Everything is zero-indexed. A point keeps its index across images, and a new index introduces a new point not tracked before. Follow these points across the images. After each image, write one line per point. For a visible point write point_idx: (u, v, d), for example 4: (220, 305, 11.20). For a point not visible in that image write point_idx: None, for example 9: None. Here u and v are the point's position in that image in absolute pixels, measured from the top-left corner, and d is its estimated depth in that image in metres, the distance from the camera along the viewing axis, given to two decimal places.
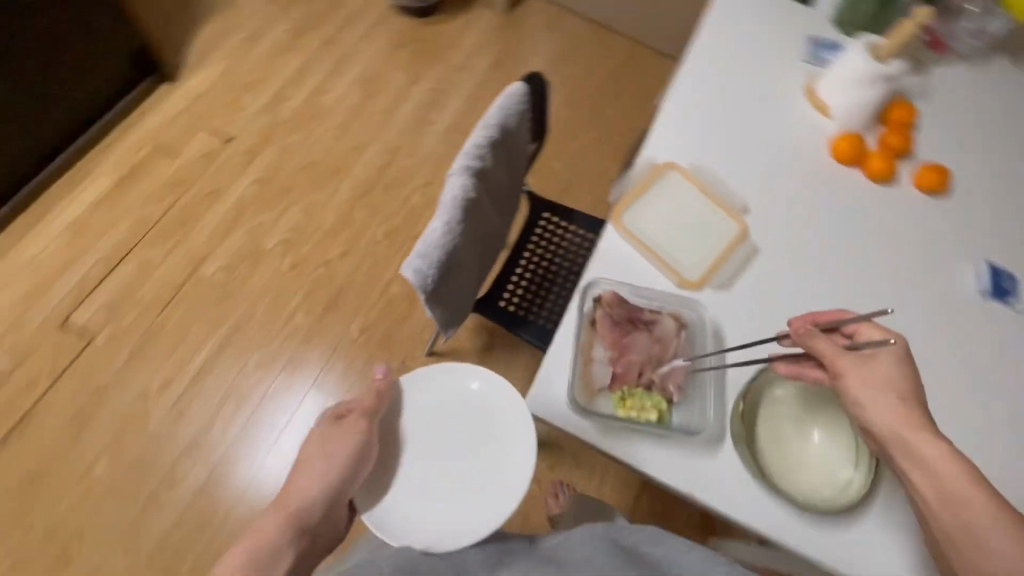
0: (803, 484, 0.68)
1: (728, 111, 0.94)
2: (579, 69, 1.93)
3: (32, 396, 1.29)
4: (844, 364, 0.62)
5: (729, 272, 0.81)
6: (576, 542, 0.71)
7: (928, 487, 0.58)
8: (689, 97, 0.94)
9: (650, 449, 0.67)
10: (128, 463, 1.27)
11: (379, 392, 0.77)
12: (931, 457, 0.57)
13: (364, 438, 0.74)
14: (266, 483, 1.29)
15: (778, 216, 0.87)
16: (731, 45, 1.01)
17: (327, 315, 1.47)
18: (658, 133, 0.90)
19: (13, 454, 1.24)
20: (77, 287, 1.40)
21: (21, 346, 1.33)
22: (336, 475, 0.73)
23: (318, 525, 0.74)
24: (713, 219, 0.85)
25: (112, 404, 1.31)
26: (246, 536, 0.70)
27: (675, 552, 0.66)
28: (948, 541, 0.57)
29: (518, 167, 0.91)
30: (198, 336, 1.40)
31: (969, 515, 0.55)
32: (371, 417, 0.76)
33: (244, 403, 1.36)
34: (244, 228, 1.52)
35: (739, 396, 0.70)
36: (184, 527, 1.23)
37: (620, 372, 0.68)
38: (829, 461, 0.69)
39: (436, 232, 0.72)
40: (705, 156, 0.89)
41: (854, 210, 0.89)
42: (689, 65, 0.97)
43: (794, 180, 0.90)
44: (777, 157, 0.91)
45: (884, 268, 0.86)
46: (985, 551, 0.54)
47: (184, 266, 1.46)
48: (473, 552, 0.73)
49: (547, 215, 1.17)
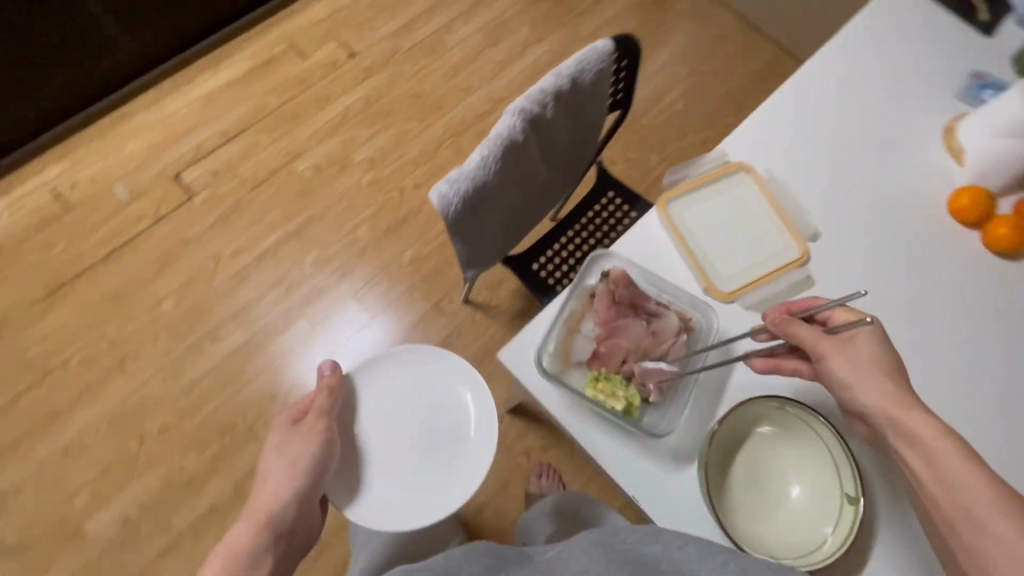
0: (764, 535, 0.61)
1: (837, 129, 0.83)
2: (711, 65, 1.80)
3: (134, 228, 1.49)
4: (823, 345, 0.61)
5: (767, 295, 0.73)
6: (568, 551, 0.63)
7: (922, 466, 0.55)
8: (792, 103, 0.84)
9: (608, 439, 0.64)
10: (188, 308, 1.44)
11: (331, 394, 0.79)
12: (925, 434, 0.55)
13: (323, 437, 0.76)
14: (292, 365, 1.42)
15: (851, 256, 0.76)
16: (866, 58, 0.88)
17: (387, 236, 1.54)
18: (740, 131, 0.82)
19: (108, 270, 1.45)
20: (194, 148, 1.58)
21: (139, 184, 1.53)
22: (305, 472, 0.73)
23: (292, 527, 0.71)
24: (772, 236, 0.76)
25: (192, 256, 1.48)
26: (214, 552, 0.65)
27: (685, 559, 0.55)
28: (947, 526, 0.53)
29: (584, 131, 0.88)
30: (274, 221, 1.53)
31: (958, 494, 0.52)
32: (328, 414, 0.78)
33: (293, 290, 1.48)
34: (341, 137, 1.62)
35: (722, 419, 0.62)
36: (214, 378, 1.39)
37: (601, 350, 0.64)
38: (801, 521, 0.61)
39: (471, 164, 0.72)
40: (789, 169, 0.80)
41: (942, 277, 0.77)
42: (811, 69, 0.86)
43: (883, 224, 0.78)
44: (876, 193, 0.80)
45: (953, 353, 0.73)
46: (984, 539, 0.50)
47: (282, 157, 1.59)
48: (466, 559, 0.65)
49: (611, 194, 1.12)
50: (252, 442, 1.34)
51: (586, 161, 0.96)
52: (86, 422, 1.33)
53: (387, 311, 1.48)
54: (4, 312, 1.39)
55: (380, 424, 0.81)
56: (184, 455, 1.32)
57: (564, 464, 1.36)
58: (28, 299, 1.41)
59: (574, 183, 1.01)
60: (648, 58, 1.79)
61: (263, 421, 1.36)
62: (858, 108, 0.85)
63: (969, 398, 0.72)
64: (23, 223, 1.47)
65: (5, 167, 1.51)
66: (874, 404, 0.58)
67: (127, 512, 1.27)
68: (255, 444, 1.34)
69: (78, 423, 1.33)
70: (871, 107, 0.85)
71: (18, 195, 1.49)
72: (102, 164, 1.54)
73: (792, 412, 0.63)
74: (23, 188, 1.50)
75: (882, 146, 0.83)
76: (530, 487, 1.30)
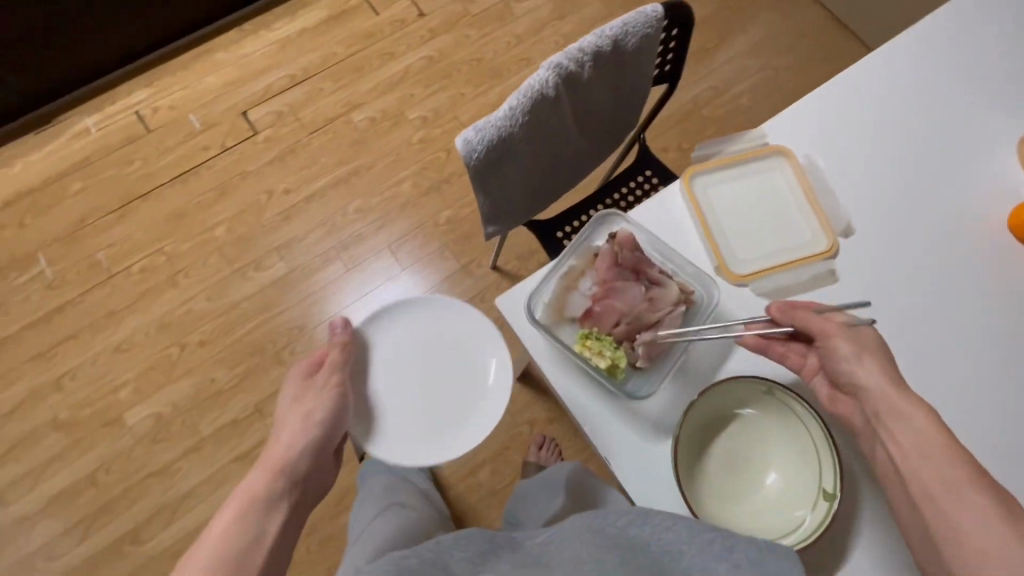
0: (730, 507, 0.64)
1: (892, 124, 0.79)
2: (787, 59, 1.70)
3: (201, 156, 1.61)
4: (832, 325, 0.64)
5: (782, 279, 0.72)
6: (556, 536, 0.59)
7: (910, 443, 0.58)
8: (844, 92, 0.80)
9: (589, 397, 0.67)
10: (238, 236, 1.54)
11: (346, 354, 0.80)
12: (914, 415, 0.59)
13: (339, 393, 0.78)
14: (323, 303, 1.49)
15: (881, 256, 0.73)
16: (938, 53, 0.82)
17: (428, 194, 1.58)
18: (782, 116, 0.79)
19: (173, 191, 1.57)
20: (263, 88, 1.67)
21: (210, 116, 1.64)
22: (320, 428, 0.77)
23: (307, 476, 0.75)
24: (798, 223, 0.74)
25: (247, 189, 1.58)
26: (231, 501, 0.68)
27: (675, 541, 0.55)
28: (925, 497, 0.56)
29: (623, 98, 0.87)
30: (326, 166, 1.60)
31: (941, 468, 0.56)
32: (340, 369, 0.79)
33: (334, 233, 1.55)
34: (399, 93, 1.67)
35: (700, 394, 0.65)
36: (252, 303, 1.48)
37: (595, 309, 0.66)
38: (770, 499, 0.64)
39: (500, 114, 0.73)
40: (829, 158, 0.77)
41: (976, 295, 0.72)
42: (877, 57, 0.82)
43: (920, 231, 0.74)
44: (924, 195, 0.75)
45: (973, 375, 0.69)
46: (961, 509, 0.54)
47: (341, 106, 1.65)
48: (454, 548, 0.57)
49: (648, 173, 1.10)
50: (276, 367, 1.43)
51: (624, 131, 0.95)
52: (138, 324, 1.46)
53: (417, 265, 1.53)
54: (83, 216, 1.54)
55: (394, 373, 0.80)
56: (216, 368, 1.43)
57: (566, 440, 1.36)
58: (103, 208, 1.55)
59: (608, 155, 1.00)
60: (720, 46, 1.71)
61: (289, 350, 1.45)
62: (917, 106, 0.79)
63: (978, 424, 0.67)
64: (109, 139, 1.61)
65: (99, 87, 1.66)
66: (872, 383, 0.62)
67: (161, 411, 1.40)
68: (279, 369, 1.43)
69: (131, 324, 1.46)
70: (936, 105, 0.80)
71: (107, 113, 1.64)
72: (181, 93, 1.66)
73: (780, 397, 0.66)
74: (112, 107, 1.64)
75: (937, 150, 0.78)
76: (529, 455, 1.30)
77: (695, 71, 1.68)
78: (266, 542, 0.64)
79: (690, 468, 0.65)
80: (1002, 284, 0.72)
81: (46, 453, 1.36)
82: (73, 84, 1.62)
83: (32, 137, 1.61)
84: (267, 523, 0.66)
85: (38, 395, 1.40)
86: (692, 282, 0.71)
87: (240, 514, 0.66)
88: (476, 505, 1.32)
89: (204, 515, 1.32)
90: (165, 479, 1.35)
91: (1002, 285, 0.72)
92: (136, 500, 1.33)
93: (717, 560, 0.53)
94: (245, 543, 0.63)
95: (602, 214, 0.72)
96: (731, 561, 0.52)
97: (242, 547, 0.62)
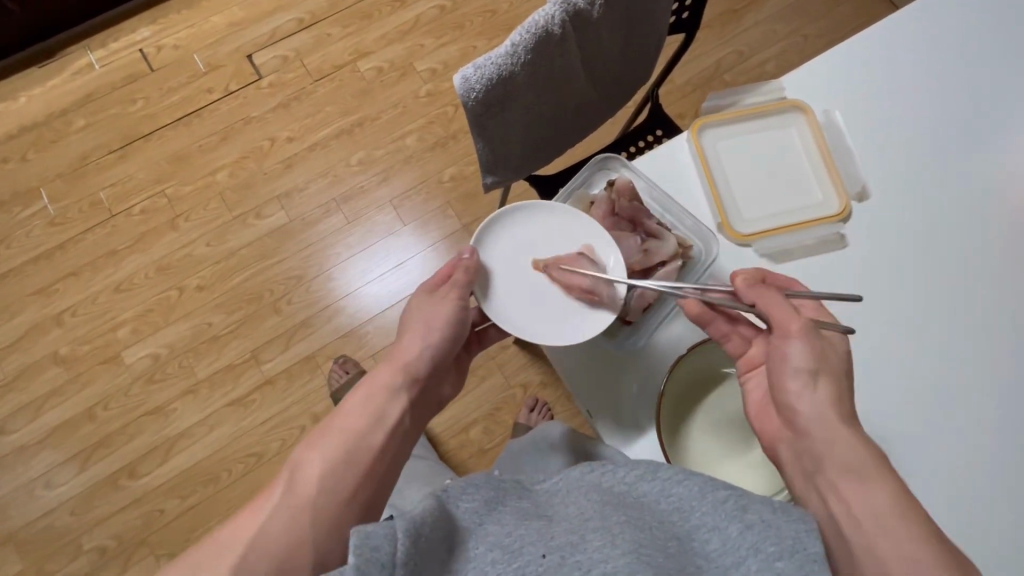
0: (709, 448, 0.68)
1: (901, 92, 0.80)
2: (820, 25, 1.61)
3: (205, 99, 1.57)
4: (797, 326, 0.60)
5: (777, 241, 0.75)
6: (566, 485, 0.54)
7: (860, 505, 0.52)
8: (850, 61, 0.80)
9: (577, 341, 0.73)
10: (239, 182, 1.52)
11: (471, 269, 0.69)
12: (870, 475, 0.53)
13: (463, 301, 0.70)
14: (323, 254, 1.48)
15: (873, 219, 0.76)
16: (951, 31, 0.82)
17: (433, 150, 1.54)
18: (786, 82, 0.81)
19: (177, 133, 1.55)
20: (270, 32, 1.62)
21: (215, 58, 1.60)
22: (440, 336, 0.69)
23: (428, 380, 0.69)
24: (797, 187, 0.77)
25: (250, 134, 1.55)
26: (361, 384, 0.67)
27: (685, 497, 0.52)
28: (863, 543, 0.50)
29: (634, 41, 0.82)
30: (329, 115, 1.56)
31: (901, 541, 0.49)
32: (464, 292, 0.70)
33: (336, 184, 1.52)
34: (408, 43, 1.60)
35: (687, 351, 0.68)
36: (251, 251, 1.47)
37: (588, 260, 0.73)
38: (748, 447, 0.68)
39: (501, 51, 0.69)
40: (833, 122, 0.79)
41: (949, 271, 0.75)
42: (894, 26, 0.82)
43: (914, 201, 0.76)
44: (921, 164, 0.78)
45: (939, 348, 0.72)
46: (891, 544, 0.49)
47: (348, 54, 1.60)
48: (461, 497, 0.50)
49: (660, 131, 1.05)
50: (273, 315, 1.43)
51: (631, 82, 0.92)
52: (138, 265, 1.46)
53: (419, 222, 1.50)
54: (86, 153, 1.53)
55: (516, 276, 0.71)
56: (213, 313, 1.43)
57: (558, 404, 1.34)
58: (106, 146, 1.54)
59: (616, 109, 0.96)
60: (747, 8, 1.61)
61: (287, 299, 1.45)
62: (922, 83, 0.81)
63: (937, 392, 0.71)
64: (112, 75, 1.58)
65: (104, 21, 1.61)
66: (813, 405, 0.59)
67: (159, 351, 1.41)
68: (276, 318, 1.43)
69: (131, 264, 1.46)
70: (947, 80, 0.81)
71: (111, 49, 1.60)
72: (186, 32, 1.61)
73: None
74: (116, 44, 1.60)
75: (936, 128, 0.79)
76: (520, 417, 1.29)
77: (719, 33, 1.59)
78: (386, 425, 0.64)
79: (674, 416, 0.68)
80: (977, 260, 0.75)
81: (47, 386, 1.39)
82: (77, 17, 1.58)
83: (36, 70, 1.58)
84: (388, 409, 0.65)
85: (38, 329, 1.42)
86: (683, 235, 0.75)
87: (363, 404, 0.65)
88: (465, 461, 1.32)
89: (197, 455, 1.35)
90: (162, 418, 1.37)
91: (979, 269, 0.75)
92: (132, 437, 1.36)
93: (731, 520, 0.50)
94: (365, 425, 0.63)
95: (602, 158, 0.77)
96: (744, 522, 0.49)
97: (362, 428, 0.63)
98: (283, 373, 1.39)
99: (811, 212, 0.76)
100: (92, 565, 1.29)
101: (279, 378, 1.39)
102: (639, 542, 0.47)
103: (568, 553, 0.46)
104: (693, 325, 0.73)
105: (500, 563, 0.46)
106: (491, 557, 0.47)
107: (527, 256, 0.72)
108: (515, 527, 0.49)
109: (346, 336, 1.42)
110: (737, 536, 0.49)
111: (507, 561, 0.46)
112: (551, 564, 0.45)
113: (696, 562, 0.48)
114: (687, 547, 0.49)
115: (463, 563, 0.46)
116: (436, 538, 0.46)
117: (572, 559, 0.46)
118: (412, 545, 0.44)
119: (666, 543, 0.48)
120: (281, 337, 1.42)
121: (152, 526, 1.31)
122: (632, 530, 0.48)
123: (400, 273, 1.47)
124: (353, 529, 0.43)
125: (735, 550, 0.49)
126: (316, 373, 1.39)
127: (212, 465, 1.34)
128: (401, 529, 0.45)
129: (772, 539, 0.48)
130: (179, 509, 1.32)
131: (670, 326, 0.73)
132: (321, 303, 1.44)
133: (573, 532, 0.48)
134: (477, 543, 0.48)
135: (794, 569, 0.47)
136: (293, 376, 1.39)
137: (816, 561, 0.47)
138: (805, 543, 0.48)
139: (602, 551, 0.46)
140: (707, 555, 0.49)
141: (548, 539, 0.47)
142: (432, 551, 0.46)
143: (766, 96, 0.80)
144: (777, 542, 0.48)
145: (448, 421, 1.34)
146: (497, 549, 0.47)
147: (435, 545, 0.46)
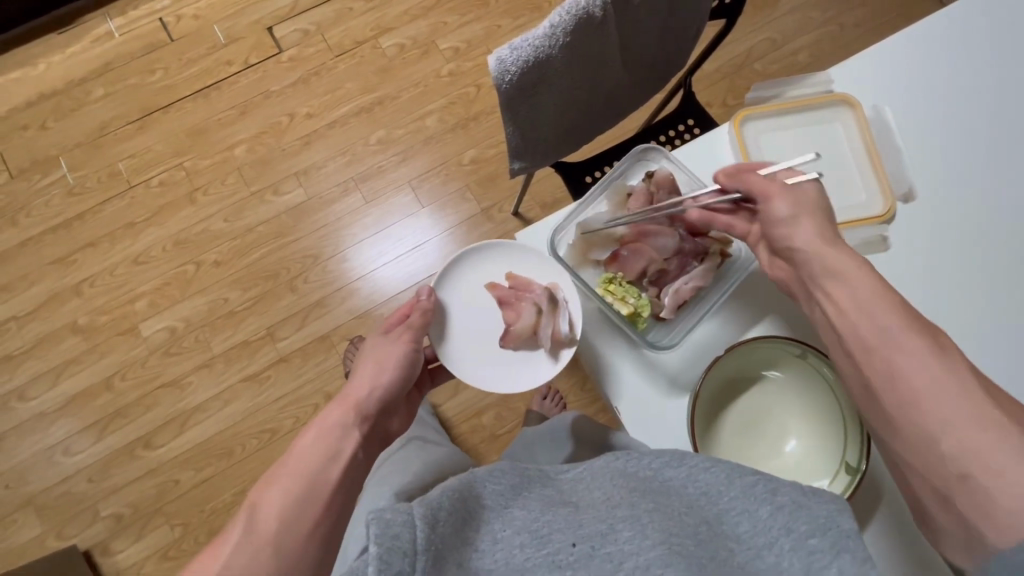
0: (736, 445, 0.67)
1: (953, 88, 0.77)
2: (862, 11, 1.55)
3: (224, 71, 1.55)
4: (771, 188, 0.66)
5: None
6: (589, 470, 0.54)
7: (911, 391, 0.52)
8: (898, 54, 0.77)
9: (605, 338, 0.72)
10: (257, 158, 1.50)
11: (427, 310, 0.74)
12: (912, 359, 0.53)
13: (416, 342, 0.73)
14: (339, 233, 1.47)
15: (917, 218, 0.73)
16: (1006, 27, 0.79)
17: (455, 130, 1.51)
18: (833, 73, 0.77)
19: (194, 105, 1.53)
20: (290, 4, 1.58)
21: (234, 30, 1.57)
22: (393, 374, 0.70)
23: (378, 419, 0.68)
24: (845, 184, 0.75)
25: (269, 109, 1.53)
26: (309, 425, 0.62)
27: (713, 482, 0.51)
28: (927, 444, 0.50)
29: (676, 22, 0.78)
30: (349, 90, 1.54)
31: (968, 432, 0.48)
32: (417, 335, 0.73)
33: (354, 163, 1.50)
34: (432, 18, 1.56)
35: (726, 351, 0.66)
36: (268, 228, 1.47)
37: (621, 254, 0.71)
38: (778, 446, 0.67)
39: (540, 32, 0.66)
40: (885, 117, 0.76)
41: (994, 274, 0.72)
42: (948, 18, 0.79)
43: (962, 202, 0.74)
44: (970, 164, 0.75)
45: (980, 353, 0.70)
46: (952, 434, 0.49)
47: (370, 29, 1.56)
48: (488, 479, 0.51)
49: (690, 120, 1.02)
50: (289, 293, 1.43)
51: (669, 66, 0.88)
52: (155, 239, 1.46)
53: (438, 205, 1.48)
54: (103, 124, 1.52)
55: (474, 313, 0.77)
56: (229, 289, 1.43)
57: (571, 393, 1.34)
58: (125, 116, 1.52)
59: (651, 93, 0.93)
60: None
61: (304, 278, 1.44)
62: (973, 79, 0.77)
63: None
64: (131, 44, 1.56)
65: None
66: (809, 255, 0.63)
67: (175, 325, 1.41)
68: (292, 296, 1.43)
69: (148, 238, 1.46)
70: (999, 78, 0.78)
71: (130, 18, 1.57)
72: (206, 3, 1.58)
73: (808, 362, 0.67)
74: (135, 12, 1.58)
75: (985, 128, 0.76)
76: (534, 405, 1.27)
77: (752, 19, 1.54)
78: (341, 462, 0.59)
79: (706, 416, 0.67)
80: None
81: (65, 354, 1.40)
82: None
83: (54, 37, 1.56)
84: (342, 444, 0.61)
85: (58, 299, 1.43)
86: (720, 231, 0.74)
87: (315, 442, 0.60)
88: (477, 446, 1.33)
89: (212, 428, 1.36)
90: (176, 391, 1.38)
91: None
92: (148, 409, 1.37)
93: (761, 504, 0.49)
94: (318, 464, 0.58)
95: (640, 148, 0.75)
96: (774, 504, 0.48)
97: (317, 466, 0.57)
98: (298, 352, 1.40)
99: (854, 210, 0.73)
100: (108, 531, 1.32)
101: (294, 356, 1.39)
102: (670, 531, 0.46)
103: (599, 543, 0.45)
104: (728, 324, 0.72)
105: (528, 548, 0.45)
106: (518, 540, 0.46)
107: (485, 301, 0.77)
108: (541, 513, 0.48)
109: (361, 317, 1.42)
110: (768, 518, 0.48)
111: (535, 546, 0.45)
112: (582, 554, 0.44)
113: (729, 546, 0.47)
114: (717, 530, 0.48)
115: (487, 542, 0.46)
116: (457, 521, 0.46)
117: (603, 550, 0.44)
118: (432, 531, 0.43)
119: (697, 529, 0.47)
120: (296, 315, 1.42)
121: (167, 495, 1.33)
122: (662, 518, 0.47)
123: (415, 255, 1.46)
124: (371, 515, 0.41)
125: (767, 531, 0.47)
126: (330, 353, 1.39)
127: (226, 439, 1.35)
128: (419, 515, 0.43)
129: (803, 518, 0.47)
130: (194, 481, 1.34)
131: (696, 326, 0.72)
132: (336, 283, 1.44)
133: (602, 520, 0.47)
134: (502, 525, 0.47)
135: (828, 546, 0.45)
136: (308, 355, 1.39)
137: (851, 537, 0.46)
138: (838, 521, 0.47)
139: (633, 542, 0.45)
140: (738, 537, 0.48)
141: (576, 528, 0.46)
142: (452, 535, 0.44)
143: (813, 87, 0.77)
144: (809, 520, 0.47)
145: (460, 404, 1.34)
146: (524, 533, 0.46)
147: (458, 527, 0.45)
